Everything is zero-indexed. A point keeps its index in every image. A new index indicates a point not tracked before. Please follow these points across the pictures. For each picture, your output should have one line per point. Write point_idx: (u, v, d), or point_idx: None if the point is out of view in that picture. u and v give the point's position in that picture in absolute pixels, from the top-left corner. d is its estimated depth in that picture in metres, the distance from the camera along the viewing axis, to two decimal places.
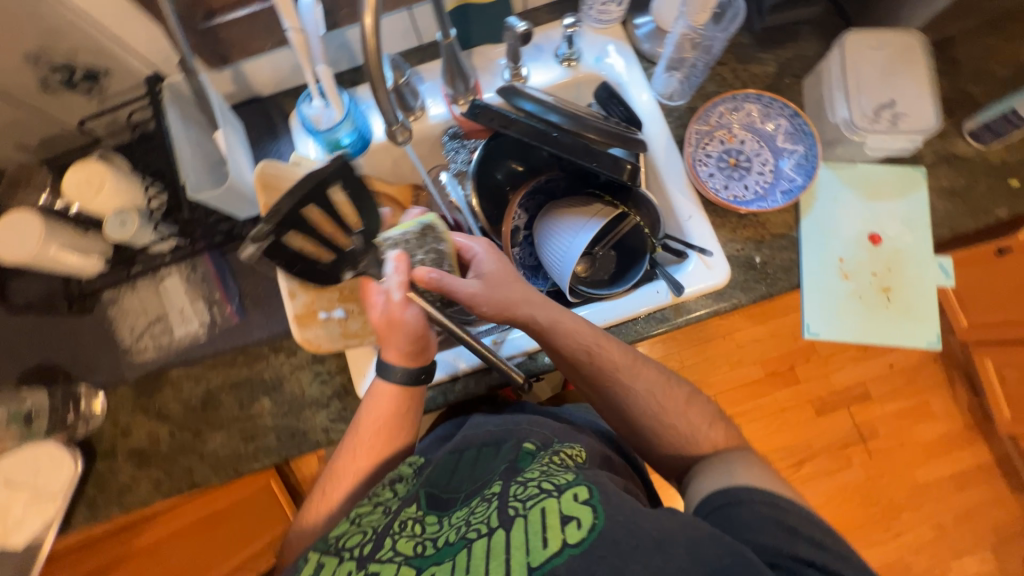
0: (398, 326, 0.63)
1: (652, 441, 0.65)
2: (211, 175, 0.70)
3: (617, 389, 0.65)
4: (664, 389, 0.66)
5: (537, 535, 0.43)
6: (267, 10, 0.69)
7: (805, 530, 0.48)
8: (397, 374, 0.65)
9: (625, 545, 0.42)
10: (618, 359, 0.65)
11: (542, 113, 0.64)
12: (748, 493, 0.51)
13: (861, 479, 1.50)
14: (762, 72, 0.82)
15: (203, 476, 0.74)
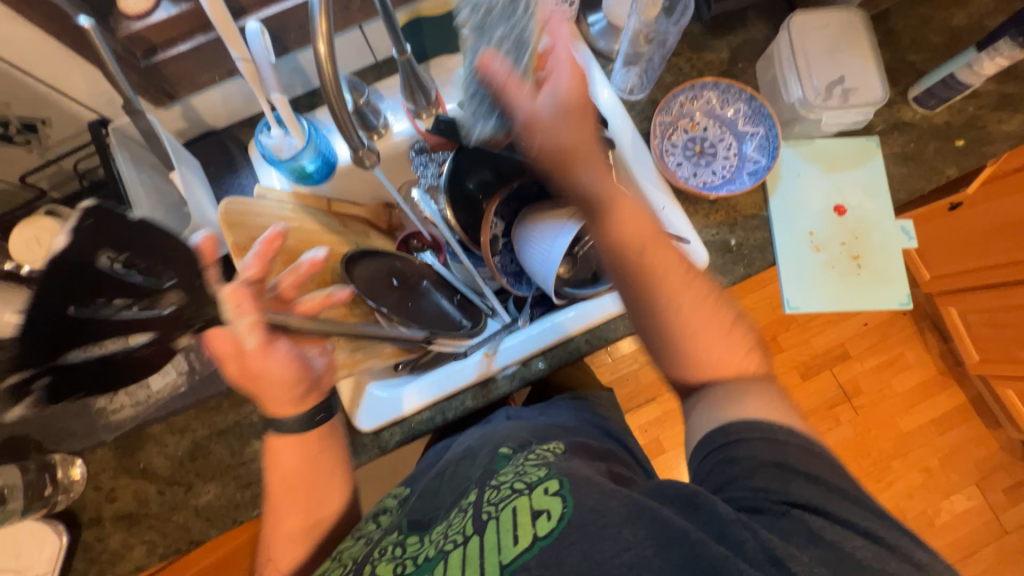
0: (263, 375, 0.53)
1: (672, 363, 0.56)
2: (173, 218, 0.68)
3: (651, 294, 0.56)
4: (708, 309, 0.56)
5: (508, 534, 0.48)
6: (212, 41, 0.66)
7: (806, 469, 0.46)
8: (289, 425, 0.57)
9: (591, 527, 0.46)
10: (668, 264, 0.57)
11: (507, 121, 0.64)
12: (747, 430, 0.49)
13: (851, 436, 1.57)
14: (716, 59, 0.84)
15: (199, 532, 0.71)
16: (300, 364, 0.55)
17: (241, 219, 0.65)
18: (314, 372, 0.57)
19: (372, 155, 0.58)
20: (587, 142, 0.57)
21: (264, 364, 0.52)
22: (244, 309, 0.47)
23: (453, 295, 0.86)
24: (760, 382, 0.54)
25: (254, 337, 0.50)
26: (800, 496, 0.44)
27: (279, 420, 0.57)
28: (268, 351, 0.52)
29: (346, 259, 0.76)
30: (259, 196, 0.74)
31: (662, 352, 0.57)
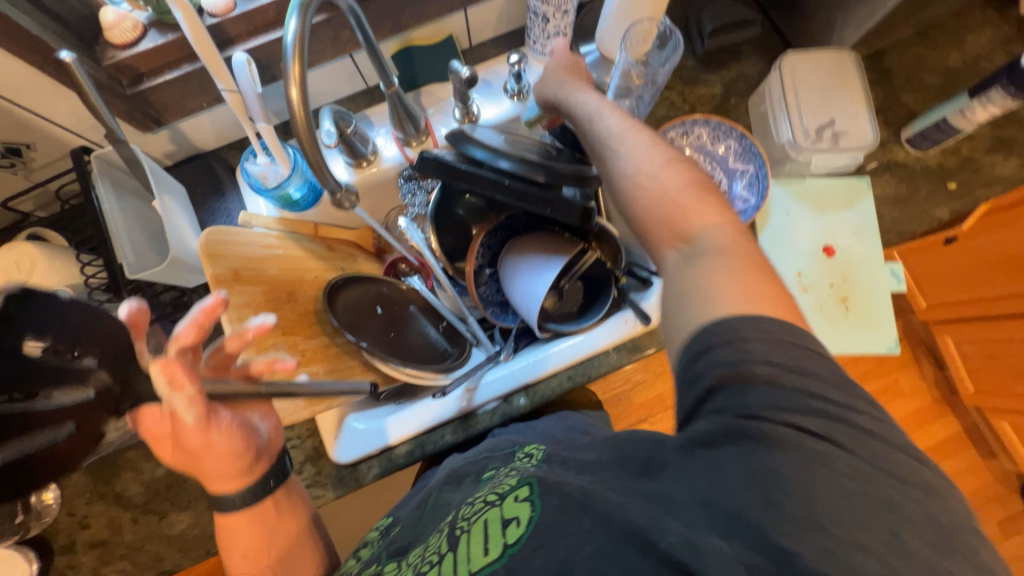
0: (206, 455, 0.53)
1: (648, 228, 0.53)
2: (155, 246, 0.67)
3: (615, 156, 0.56)
4: (694, 204, 0.51)
5: (479, 545, 0.49)
6: (199, 70, 0.66)
7: (773, 378, 0.41)
8: (236, 500, 0.57)
9: (554, 528, 0.45)
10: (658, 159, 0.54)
11: (492, 160, 0.63)
12: (708, 336, 0.43)
13: None
14: (709, 94, 0.83)
15: (173, 561, 0.71)
16: (242, 436, 0.55)
17: (223, 250, 0.65)
18: (257, 442, 0.57)
19: (351, 196, 0.58)
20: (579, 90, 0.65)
21: (203, 443, 0.51)
22: (176, 380, 0.42)
23: (439, 323, 0.86)
24: (728, 239, 0.49)
25: (194, 413, 0.48)
26: (758, 410, 0.40)
27: (224, 497, 0.57)
28: (208, 429, 0.51)
29: (331, 286, 0.76)
30: (244, 222, 0.74)
31: (641, 222, 0.54)
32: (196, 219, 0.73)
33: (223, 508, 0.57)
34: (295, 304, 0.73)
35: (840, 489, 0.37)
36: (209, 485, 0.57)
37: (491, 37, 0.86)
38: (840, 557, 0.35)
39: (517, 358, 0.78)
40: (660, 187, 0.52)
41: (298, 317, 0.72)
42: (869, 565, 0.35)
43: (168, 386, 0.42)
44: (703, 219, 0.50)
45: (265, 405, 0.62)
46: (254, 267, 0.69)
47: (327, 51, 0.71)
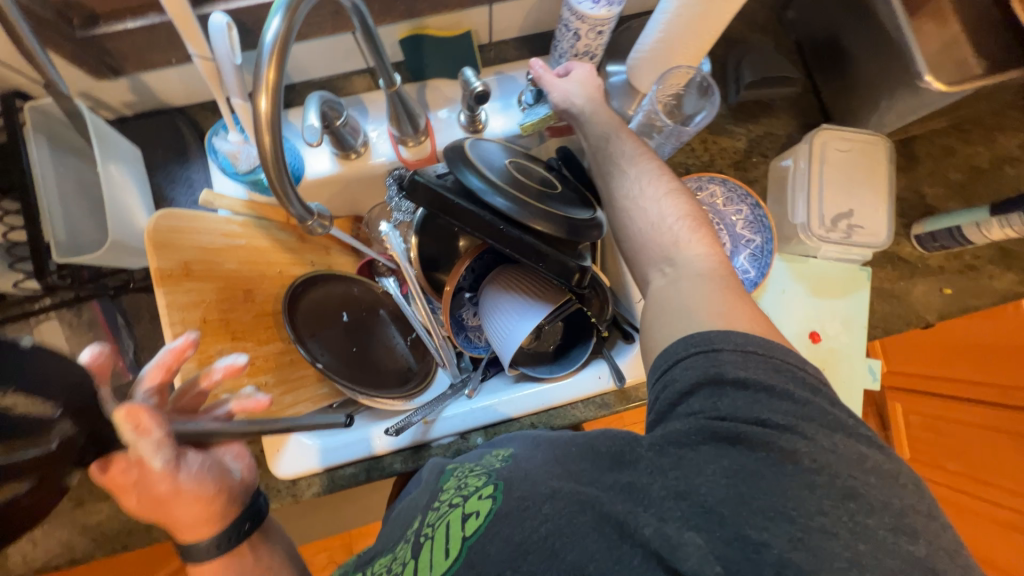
0: (170, 502, 0.50)
1: (639, 249, 0.54)
2: (93, 218, 0.59)
3: (619, 174, 0.57)
4: (690, 226, 0.53)
5: (441, 549, 0.50)
6: (168, 24, 0.56)
7: (742, 381, 0.41)
8: (206, 546, 0.55)
9: (514, 515, 0.46)
10: (659, 172, 0.56)
11: (486, 195, 0.57)
12: (683, 347, 0.44)
13: None
14: (732, 147, 0.78)
15: (84, 552, 0.66)
16: (213, 475, 0.53)
17: (172, 241, 0.58)
18: (229, 482, 0.55)
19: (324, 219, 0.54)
20: (598, 102, 0.61)
21: (172, 488, 0.49)
22: (147, 425, 0.41)
23: (409, 333, 0.81)
24: (712, 266, 0.51)
25: (162, 457, 0.46)
26: (727, 412, 0.41)
27: (195, 542, 0.54)
28: (175, 473, 0.49)
29: (293, 289, 0.70)
30: (205, 201, 0.62)
31: (635, 243, 0.55)
32: (147, 190, 0.65)
33: (198, 554, 0.55)
34: (252, 304, 0.67)
35: (805, 481, 0.38)
36: (179, 534, 0.54)
37: (514, 36, 0.78)
38: (808, 544, 0.36)
39: (482, 393, 0.74)
40: (660, 213, 0.53)
41: (254, 318, 0.66)
42: (838, 554, 0.35)
43: (133, 431, 0.41)
44: (694, 248, 0.52)
45: (237, 443, 0.61)
46: (209, 261, 0.62)
47: (325, 25, 0.62)
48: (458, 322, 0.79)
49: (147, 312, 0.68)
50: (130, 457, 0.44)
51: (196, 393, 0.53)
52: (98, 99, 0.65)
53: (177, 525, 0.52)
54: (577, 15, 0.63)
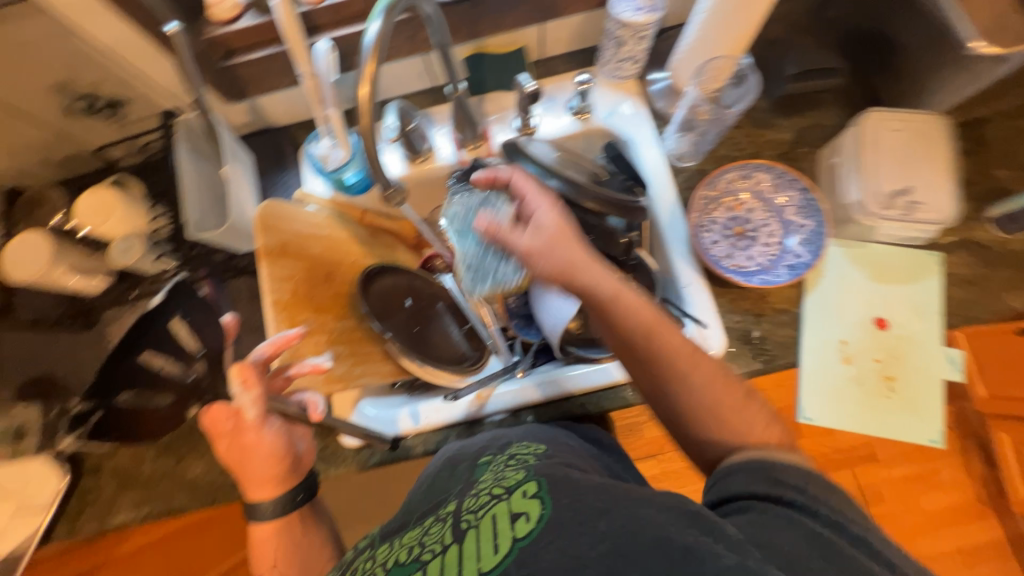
0: (252, 454, 0.62)
1: (695, 436, 0.49)
2: (216, 209, 0.72)
3: (652, 369, 0.50)
4: (742, 408, 0.48)
5: (489, 542, 0.45)
6: (284, 52, 0.70)
7: (802, 488, 0.41)
8: (266, 510, 0.63)
9: (571, 523, 0.42)
10: (688, 361, 0.49)
11: (542, 176, 0.64)
12: (740, 463, 0.44)
13: None
14: (778, 139, 0.80)
15: (181, 502, 0.75)
16: (285, 438, 0.64)
17: (275, 223, 0.69)
18: (297, 450, 0.66)
19: (399, 193, 0.61)
20: (586, 264, 0.54)
21: (256, 437, 0.61)
22: (248, 381, 0.59)
23: (463, 324, 0.86)
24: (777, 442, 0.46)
25: (255, 409, 0.60)
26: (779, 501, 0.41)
27: (260, 504, 0.63)
28: (261, 425, 0.62)
29: (367, 273, 0.79)
30: (300, 199, 0.78)
31: (685, 425, 0.49)
32: (257, 189, 0.78)
33: (258, 516, 0.63)
34: (331, 284, 0.75)
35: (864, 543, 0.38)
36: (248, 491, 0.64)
37: (562, 53, 0.87)
38: None
39: (532, 376, 0.76)
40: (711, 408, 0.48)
41: (331, 297, 0.75)
42: None
43: (240, 384, 0.59)
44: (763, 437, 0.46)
45: (306, 428, 0.69)
46: (300, 243, 0.72)
47: (403, 48, 0.74)
48: (507, 309, 0.83)
49: (247, 294, 0.80)
50: (230, 407, 0.62)
51: (282, 377, 0.64)
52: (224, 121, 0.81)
53: (251, 483, 0.63)
54: (620, 23, 0.70)
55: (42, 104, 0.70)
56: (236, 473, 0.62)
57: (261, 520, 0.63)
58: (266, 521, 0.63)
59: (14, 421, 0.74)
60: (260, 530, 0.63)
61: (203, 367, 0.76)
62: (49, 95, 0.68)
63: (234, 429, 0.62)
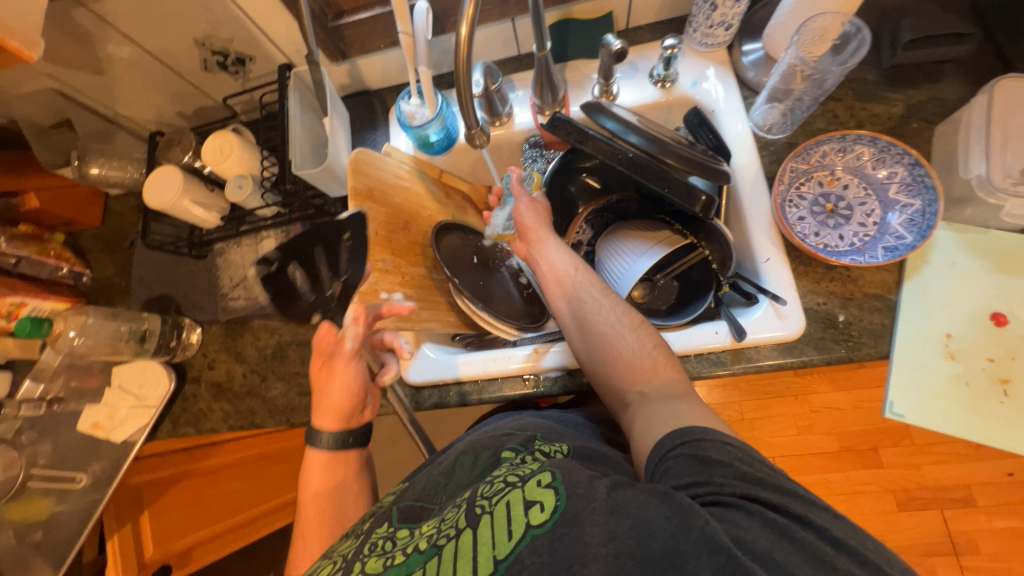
0: (335, 380, 0.66)
1: (614, 379, 0.61)
2: (315, 157, 0.80)
3: (590, 309, 0.65)
4: (658, 363, 0.60)
5: (502, 528, 0.45)
6: (387, 14, 0.77)
7: (729, 461, 0.45)
8: (323, 441, 0.67)
9: (583, 517, 0.43)
10: (616, 313, 0.64)
11: (622, 133, 0.64)
12: (671, 441, 0.49)
13: (881, 524, 1.38)
14: (886, 113, 0.73)
15: (260, 418, 0.84)
16: (364, 381, 0.68)
17: (364, 168, 0.75)
18: (366, 398, 0.69)
19: (482, 136, 0.64)
20: (543, 224, 0.74)
21: (345, 365, 0.66)
22: (358, 318, 0.66)
23: (524, 288, 0.89)
24: (681, 390, 0.57)
25: (354, 340, 0.65)
26: (723, 485, 0.43)
27: (323, 432, 0.67)
28: (352, 358, 0.66)
29: (438, 227, 0.83)
30: (385, 152, 0.83)
31: (604, 365, 0.62)
32: (350, 141, 0.85)
33: (316, 445, 0.67)
34: (408, 232, 0.80)
35: (828, 537, 0.40)
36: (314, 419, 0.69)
37: (650, 22, 0.85)
38: None
39: None
40: (636, 347, 0.61)
41: (406, 244, 0.79)
42: None
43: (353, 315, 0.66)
44: (662, 375, 0.59)
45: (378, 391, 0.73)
46: (384, 190, 0.77)
47: (494, 11, 0.77)
48: None
49: None
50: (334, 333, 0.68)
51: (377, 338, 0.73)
52: None
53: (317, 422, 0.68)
54: None
55: (186, 60, 0.81)
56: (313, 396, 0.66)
57: (320, 450, 0.67)
58: (322, 451, 0.67)
59: (139, 325, 0.84)
60: (315, 456, 0.68)
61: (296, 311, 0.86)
62: (192, 50, 0.80)
63: (332, 352, 0.67)
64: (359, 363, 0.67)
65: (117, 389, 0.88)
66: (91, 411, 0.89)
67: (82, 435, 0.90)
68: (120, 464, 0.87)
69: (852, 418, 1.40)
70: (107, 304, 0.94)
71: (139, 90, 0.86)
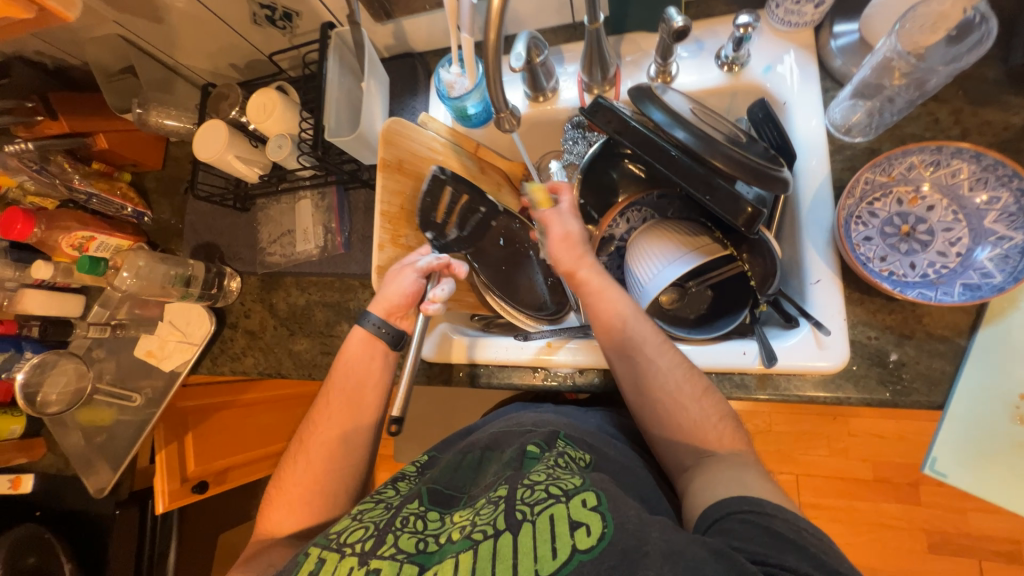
0: (396, 280, 0.69)
1: (673, 442, 0.59)
2: (351, 122, 0.79)
3: (646, 370, 0.61)
4: (720, 427, 0.58)
5: (546, 544, 0.43)
6: None
7: (801, 544, 0.43)
8: (371, 325, 0.70)
9: (635, 554, 0.41)
10: (675, 375, 0.60)
11: (669, 126, 0.58)
12: (737, 503, 0.47)
13: (908, 562, 1.29)
14: (1003, 122, 0.61)
15: (286, 369, 0.89)
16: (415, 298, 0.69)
17: (397, 139, 0.73)
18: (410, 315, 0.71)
19: (512, 119, 0.62)
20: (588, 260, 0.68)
21: (411, 273, 0.69)
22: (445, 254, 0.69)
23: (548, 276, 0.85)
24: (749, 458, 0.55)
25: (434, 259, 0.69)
26: (794, 566, 0.41)
27: (371, 315, 0.70)
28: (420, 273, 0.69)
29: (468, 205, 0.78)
30: (422, 122, 0.80)
31: (662, 431, 0.60)
32: (387, 108, 0.83)
33: (366, 323, 0.70)
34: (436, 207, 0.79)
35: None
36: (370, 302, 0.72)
37: None
38: None
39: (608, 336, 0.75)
40: (699, 412, 0.58)
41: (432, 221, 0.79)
42: None
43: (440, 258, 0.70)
44: (725, 447, 0.57)
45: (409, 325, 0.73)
46: (415, 163, 0.75)
47: None
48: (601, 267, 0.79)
49: (362, 205, 0.88)
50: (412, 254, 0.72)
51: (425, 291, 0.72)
52: (372, 40, 0.87)
53: (346, 360, 0.70)
54: None
55: (237, 12, 0.81)
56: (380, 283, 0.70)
57: (363, 328, 0.71)
58: (363, 329, 0.71)
59: (185, 269, 0.89)
60: (358, 333, 0.71)
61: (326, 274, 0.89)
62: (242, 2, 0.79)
63: (404, 262, 0.71)
64: (419, 279, 0.68)
65: (167, 324, 0.96)
66: (146, 340, 0.99)
67: (138, 360, 1.00)
68: (169, 392, 0.97)
69: (894, 449, 1.30)
70: (163, 245, 1.02)
71: (195, 40, 0.88)
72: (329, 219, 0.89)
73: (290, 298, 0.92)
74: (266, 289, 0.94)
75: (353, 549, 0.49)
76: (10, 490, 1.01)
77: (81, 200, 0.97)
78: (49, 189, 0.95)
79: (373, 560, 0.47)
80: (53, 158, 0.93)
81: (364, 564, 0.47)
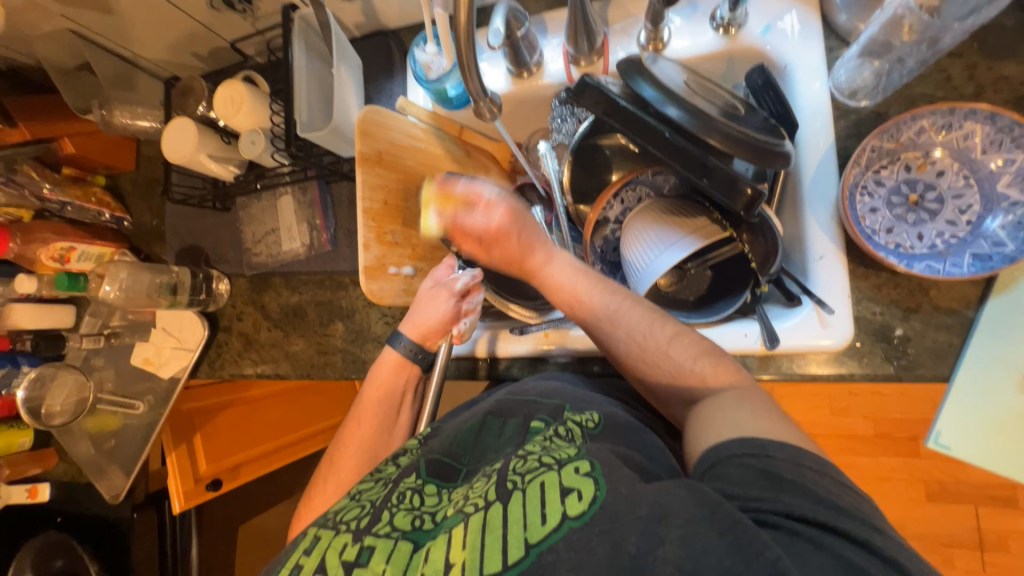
0: (429, 303, 0.71)
1: (671, 399, 0.57)
2: (324, 112, 0.75)
3: (613, 341, 0.60)
4: (705, 372, 0.54)
5: (536, 510, 0.42)
6: None
7: (803, 484, 0.40)
8: (402, 346, 0.72)
9: (624, 518, 0.39)
10: (642, 339, 0.58)
11: (660, 103, 0.54)
12: (738, 446, 0.44)
13: (907, 511, 1.32)
14: (1020, 76, 0.57)
15: (284, 371, 0.89)
16: (448, 321, 0.71)
17: (374, 130, 0.68)
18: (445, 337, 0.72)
19: (492, 106, 0.61)
20: (543, 266, 0.64)
21: (448, 296, 0.70)
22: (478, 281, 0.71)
23: None
24: (740, 392, 0.51)
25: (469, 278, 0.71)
26: (793, 507, 0.39)
27: (403, 337, 0.72)
28: (455, 296, 0.71)
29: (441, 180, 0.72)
30: (401, 107, 0.73)
31: (658, 390, 0.58)
32: (362, 94, 0.78)
33: (398, 345, 0.72)
34: (421, 198, 0.75)
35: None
36: (403, 322, 0.73)
37: None
38: None
39: None
40: (676, 365, 0.56)
41: (420, 213, 0.76)
42: None
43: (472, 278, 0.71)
44: (717, 382, 0.53)
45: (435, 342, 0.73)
46: (396, 154, 0.71)
47: None
48: (596, 252, 0.76)
49: (345, 199, 0.85)
50: (442, 274, 0.73)
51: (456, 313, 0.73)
52: (340, 19, 0.81)
53: (371, 383, 0.72)
54: None
55: None
56: (415, 304, 0.72)
57: (396, 350, 0.72)
58: (397, 351, 0.72)
59: (170, 277, 0.89)
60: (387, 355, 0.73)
61: (314, 271, 0.87)
62: None
63: (438, 282, 0.72)
64: (454, 301, 0.70)
65: (161, 331, 0.95)
66: (142, 348, 0.98)
67: (135, 367, 0.99)
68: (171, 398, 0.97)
69: (895, 406, 1.31)
70: (147, 250, 0.99)
71: (150, 30, 0.82)
72: (313, 215, 0.86)
73: (280, 297, 0.90)
74: (255, 289, 0.92)
75: (347, 526, 0.48)
76: (28, 499, 1.01)
77: (56, 210, 0.92)
78: (23, 203, 0.89)
79: (367, 537, 0.46)
80: (20, 167, 0.88)
81: (357, 541, 0.46)
